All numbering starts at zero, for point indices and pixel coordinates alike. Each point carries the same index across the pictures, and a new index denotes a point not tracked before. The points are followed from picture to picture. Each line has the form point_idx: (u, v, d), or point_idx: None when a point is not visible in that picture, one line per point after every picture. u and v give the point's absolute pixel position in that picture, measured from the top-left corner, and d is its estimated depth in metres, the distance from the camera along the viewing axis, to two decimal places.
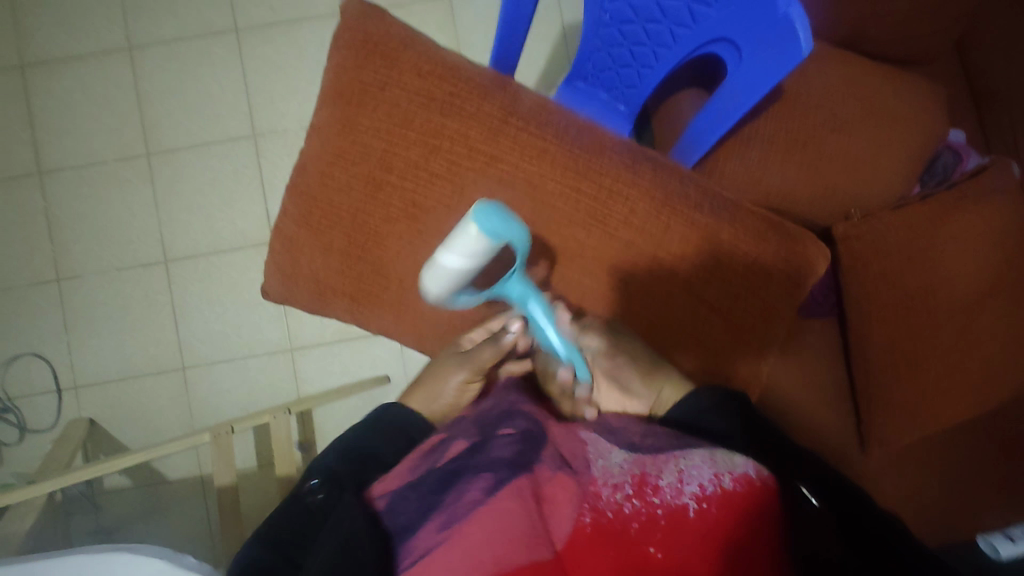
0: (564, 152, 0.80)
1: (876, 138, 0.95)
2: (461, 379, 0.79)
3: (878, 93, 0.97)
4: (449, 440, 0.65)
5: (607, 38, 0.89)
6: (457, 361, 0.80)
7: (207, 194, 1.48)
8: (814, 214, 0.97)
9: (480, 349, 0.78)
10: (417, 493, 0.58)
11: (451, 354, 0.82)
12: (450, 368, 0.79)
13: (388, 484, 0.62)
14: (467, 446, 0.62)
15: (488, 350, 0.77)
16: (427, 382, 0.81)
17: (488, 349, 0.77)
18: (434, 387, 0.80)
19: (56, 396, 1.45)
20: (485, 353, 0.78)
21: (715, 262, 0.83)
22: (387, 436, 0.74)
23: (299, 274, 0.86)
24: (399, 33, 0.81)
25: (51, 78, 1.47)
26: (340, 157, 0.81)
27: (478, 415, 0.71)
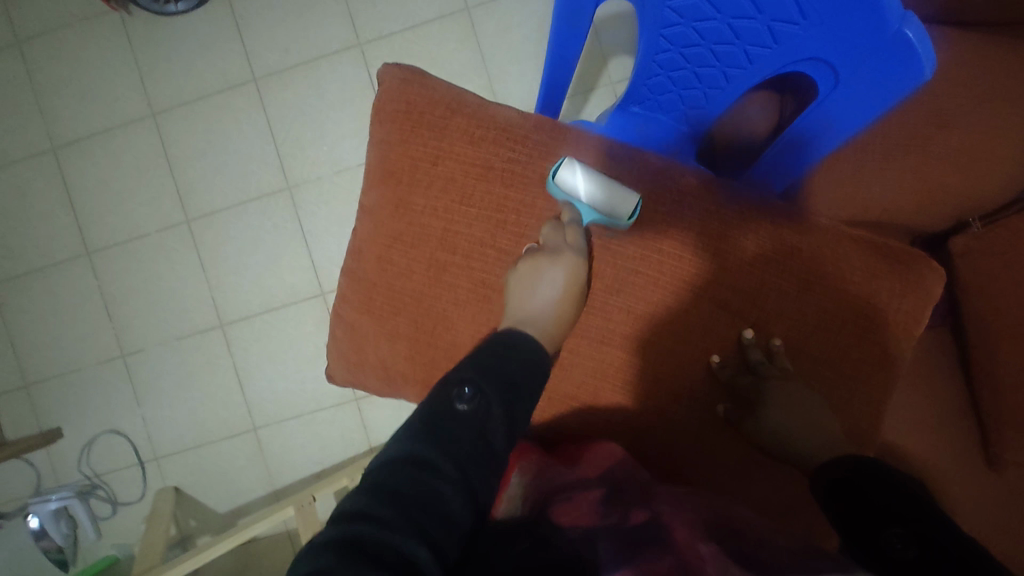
0: (638, 211, 0.76)
1: (1002, 121, 0.79)
2: (573, 265, 0.71)
3: (1004, 70, 0.80)
4: (626, 496, 0.65)
5: (665, 63, 0.80)
6: (554, 252, 0.71)
7: (249, 254, 1.44)
8: (923, 222, 0.85)
9: (561, 234, 0.72)
10: (609, 533, 0.57)
11: (530, 258, 0.71)
12: (553, 264, 0.70)
13: (570, 515, 0.61)
14: (642, 504, 0.63)
15: (574, 228, 0.73)
16: (529, 278, 0.70)
17: (571, 220, 0.73)
18: (533, 300, 0.69)
19: (140, 469, 1.46)
20: (572, 233, 0.73)
21: (820, 313, 0.74)
22: (518, 360, 0.63)
23: (366, 362, 0.83)
24: (444, 97, 0.78)
25: (83, 157, 1.46)
26: (399, 240, 0.78)
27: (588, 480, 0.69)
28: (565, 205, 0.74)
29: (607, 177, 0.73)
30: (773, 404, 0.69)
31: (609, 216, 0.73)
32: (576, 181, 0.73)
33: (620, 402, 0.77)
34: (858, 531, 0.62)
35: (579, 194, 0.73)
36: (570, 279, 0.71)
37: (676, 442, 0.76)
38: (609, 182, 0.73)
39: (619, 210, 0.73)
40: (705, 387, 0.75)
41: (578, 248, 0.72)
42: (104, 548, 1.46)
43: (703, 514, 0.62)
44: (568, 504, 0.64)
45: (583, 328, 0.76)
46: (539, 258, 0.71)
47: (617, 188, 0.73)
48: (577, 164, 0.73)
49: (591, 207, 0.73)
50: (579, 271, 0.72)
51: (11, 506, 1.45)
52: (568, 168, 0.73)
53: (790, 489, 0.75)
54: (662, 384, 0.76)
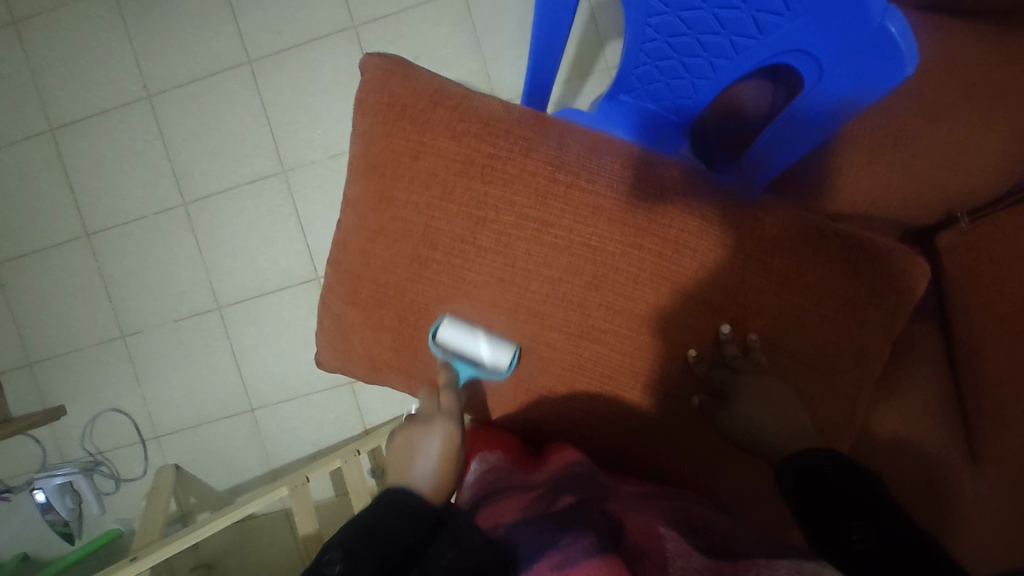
0: (620, 206, 0.75)
1: (994, 115, 0.77)
2: (447, 433, 0.73)
3: (1002, 60, 0.78)
4: (560, 485, 0.66)
5: (652, 52, 0.81)
6: (427, 422, 0.75)
7: (245, 238, 1.45)
8: (912, 216, 0.83)
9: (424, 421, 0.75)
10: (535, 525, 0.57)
11: (409, 428, 0.75)
12: (428, 431, 0.73)
13: (503, 514, 0.62)
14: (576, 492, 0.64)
15: (449, 390, 0.77)
16: (404, 454, 0.71)
17: (446, 382, 0.78)
18: (411, 468, 0.69)
19: (141, 447, 1.50)
20: (448, 397, 0.77)
21: (798, 309, 0.74)
22: (407, 518, 0.61)
23: (351, 352, 0.84)
24: (427, 90, 0.78)
25: (79, 139, 1.46)
26: (382, 233, 0.78)
27: (534, 483, 0.69)
28: (442, 370, 0.80)
29: (479, 328, 0.77)
30: (751, 397, 0.70)
31: (487, 373, 0.78)
32: (450, 342, 0.77)
33: (599, 396, 0.77)
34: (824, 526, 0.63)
35: (456, 352, 0.77)
36: (446, 443, 0.72)
37: (652, 434, 0.77)
38: (484, 338, 0.77)
39: (494, 365, 0.77)
40: (683, 381, 0.76)
41: (452, 408, 0.76)
42: (109, 522, 1.50)
43: (670, 511, 0.63)
44: (499, 502, 0.65)
45: (562, 323, 0.76)
46: (416, 431, 0.74)
47: (492, 347, 0.77)
48: (453, 323, 0.77)
49: (468, 368, 0.78)
50: (454, 436, 0.73)
51: (18, 481, 1.49)
52: (443, 331, 0.77)
53: (763, 480, 0.76)
54: (641, 377, 0.76)
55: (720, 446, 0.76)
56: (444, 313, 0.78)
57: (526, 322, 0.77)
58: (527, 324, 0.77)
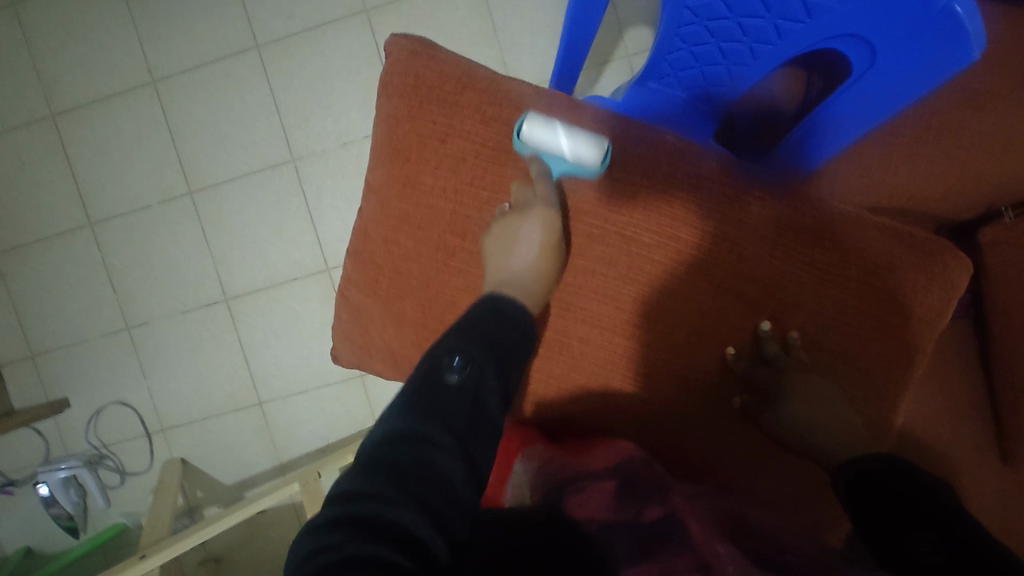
0: (657, 197, 0.72)
1: None
2: (547, 220, 0.69)
3: None
4: (634, 481, 0.63)
5: (689, 36, 0.77)
6: (526, 208, 0.69)
7: (253, 227, 1.42)
8: (949, 210, 0.81)
9: (522, 198, 0.70)
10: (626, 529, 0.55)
11: (504, 218, 0.71)
12: (526, 219, 0.68)
13: (585, 506, 0.60)
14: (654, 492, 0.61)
15: (544, 181, 0.70)
16: (505, 242, 0.69)
17: (539, 173, 0.70)
18: (512, 258, 0.68)
19: (146, 439, 1.47)
20: (543, 187, 0.70)
21: (840, 306, 0.71)
22: (505, 327, 0.63)
23: (371, 345, 0.81)
24: (454, 72, 0.75)
25: (82, 124, 1.42)
26: (407, 221, 0.75)
27: (602, 467, 0.67)
28: (532, 171, 0.72)
29: (571, 126, 0.70)
30: (795, 395, 0.68)
31: (581, 167, 0.70)
32: (540, 140, 0.70)
33: (631, 392, 0.75)
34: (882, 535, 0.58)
35: (545, 146, 0.70)
36: (546, 233, 0.69)
37: (688, 434, 0.75)
38: (576, 131, 0.70)
39: (587, 157, 0.69)
40: (719, 379, 0.74)
41: (550, 193, 0.70)
42: (113, 516, 1.48)
43: (714, 512, 0.61)
44: (580, 491, 0.62)
45: (595, 316, 0.74)
46: (511, 219, 0.70)
47: (584, 138, 0.70)
48: (540, 116, 0.70)
49: (559, 162, 0.71)
50: (554, 227, 0.70)
51: (20, 474, 1.46)
52: (529, 129, 0.70)
53: (796, 481, 0.74)
54: (675, 375, 0.74)
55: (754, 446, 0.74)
56: (530, 108, 0.71)
57: (556, 315, 0.75)
58: (556, 318, 0.75)
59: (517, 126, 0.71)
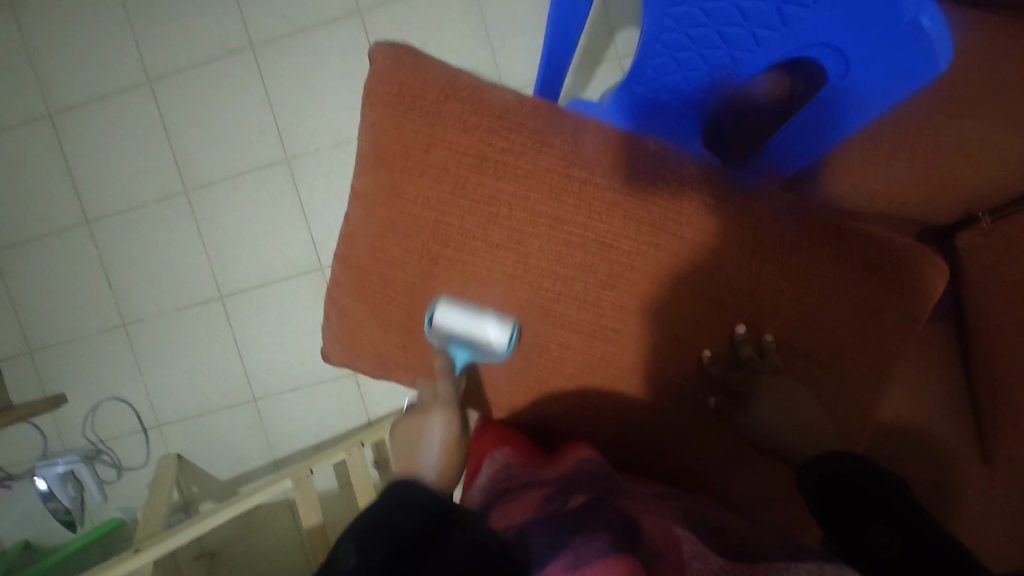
0: (637, 203, 0.73)
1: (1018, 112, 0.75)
2: (447, 417, 0.76)
3: None
4: (569, 484, 0.63)
5: (670, 42, 0.79)
6: (428, 403, 0.77)
7: (248, 227, 1.43)
8: (929, 216, 0.82)
9: (424, 399, 0.78)
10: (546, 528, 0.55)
11: (410, 417, 0.78)
12: (428, 419, 0.75)
13: (512, 516, 0.61)
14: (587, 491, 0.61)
15: (444, 379, 0.76)
16: (411, 436, 0.75)
17: (441, 369, 0.77)
18: (416, 450, 0.74)
19: (143, 436, 1.49)
20: (443, 384, 0.77)
21: (816, 310, 0.72)
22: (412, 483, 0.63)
23: (358, 347, 0.83)
24: (438, 81, 0.76)
25: (79, 124, 1.44)
26: (392, 227, 0.77)
27: (545, 476, 0.67)
28: (440, 351, 0.77)
29: (477, 310, 0.74)
30: (767, 398, 0.70)
31: (485, 350, 0.75)
32: (446, 326, 0.74)
33: (610, 397, 0.76)
34: (846, 535, 0.62)
35: (452, 330, 0.74)
36: (447, 430, 0.75)
37: (667, 437, 0.76)
38: (480, 314, 0.74)
39: (492, 343, 0.74)
40: (697, 384, 0.75)
41: (448, 391, 0.76)
42: (110, 510, 1.50)
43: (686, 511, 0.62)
44: (517, 499, 0.64)
45: (575, 322, 0.74)
46: (420, 419, 0.76)
47: (488, 322, 0.74)
48: (446, 305, 0.75)
49: (465, 348, 0.75)
50: (453, 426, 0.75)
51: (18, 469, 1.48)
52: (438, 315, 0.74)
53: (772, 483, 0.75)
54: (655, 380, 0.75)
55: (731, 449, 0.75)
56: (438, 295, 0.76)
57: (537, 321, 0.75)
58: (537, 322, 0.75)
59: (426, 311, 0.76)
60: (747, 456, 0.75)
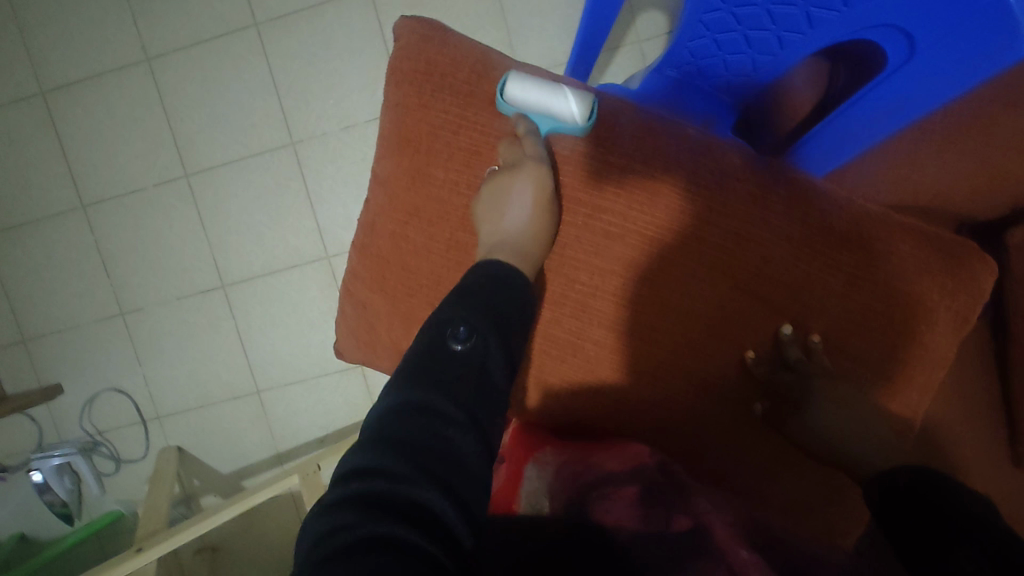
0: (679, 193, 0.69)
1: None
2: (537, 178, 0.66)
3: None
4: (659, 495, 0.58)
5: (713, 23, 0.75)
6: (515, 166, 0.67)
7: (251, 213, 1.38)
8: (975, 210, 0.78)
9: (509, 161, 0.68)
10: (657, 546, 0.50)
11: (495, 177, 0.68)
12: (517, 180, 0.66)
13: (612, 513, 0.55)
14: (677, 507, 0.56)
15: (532, 138, 0.68)
16: (498, 200, 0.67)
17: (528, 135, 0.68)
18: (505, 220, 0.66)
19: (142, 427, 1.45)
20: (530, 143, 0.68)
21: (866, 309, 0.69)
22: (506, 296, 0.58)
23: (377, 341, 0.78)
24: (467, 60, 0.72)
25: (74, 103, 1.37)
26: (416, 215, 0.72)
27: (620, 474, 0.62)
28: (517, 126, 0.70)
29: (553, 84, 0.69)
30: (816, 399, 0.66)
31: (566, 121, 0.69)
32: (521, 95, 0.68)
33: (645, 398, 0.72)
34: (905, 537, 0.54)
35: (530, 102, 0.68)
36: (539, 190, 0.66)
37: (704, 439, 0.73)
38: (561, 87, 0.69)
39: (572, 110, 0.68)
40: (737, 385, 0.71)
41: (540, 156, 0.67)
42: (109, 503, 1.46)
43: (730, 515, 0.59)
44: (604, 497, 0.58)
45: (611, 319, 0.71)
46: (496, 186, 0.67)
47: (569, 92, 0.69)
48: (519, 77, 0.69)
49: (544, 125, 0.70)
50: (545, 189, 0.67)
51: (13, 460, 1.43)
52: (511, 88, 0.68)
53: (811, 488, 0.72)
54: (693, 380, 0.71)
55: (771, 453, 0.72)
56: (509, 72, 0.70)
57: (570, 316, 0.72)
58: (570, 318, 0.72)
59: (499, 89, 0.69)
60: (787, 460, 0.72)
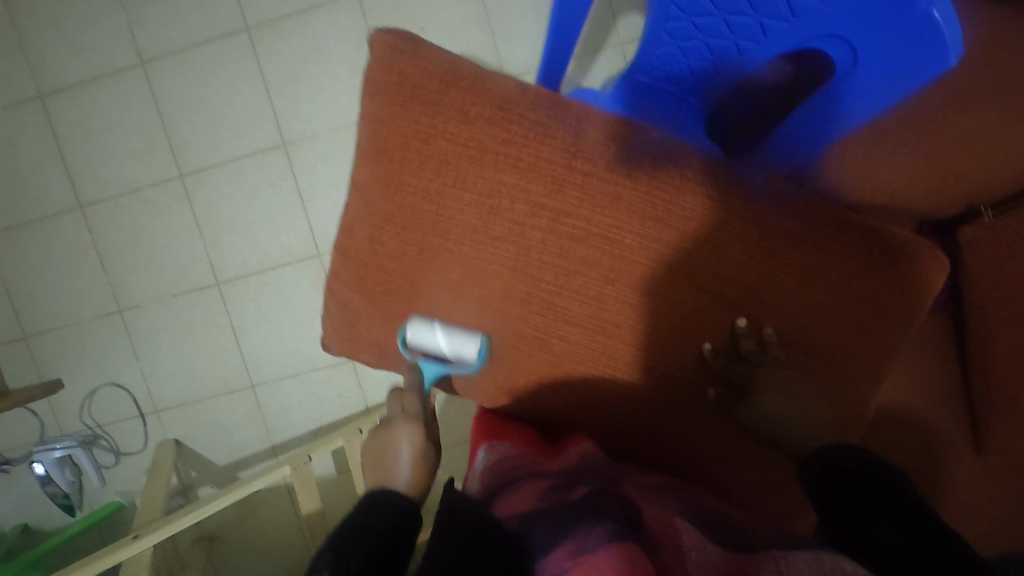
0: (641, 196, 0.73)
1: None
2: (412, 430, 0.76)
3: None
4: (576, 477, 0.65)
5: (676, 31, 0.81)
6: (393, 425, 0.77)
7: (244, 212, 1.42)
8: (930, 208, 0.81)
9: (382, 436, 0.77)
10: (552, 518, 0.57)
11: (376, 439, 0.77)
12: (395, 433, 0.75)
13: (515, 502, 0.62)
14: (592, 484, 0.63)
15: (411, 393, 0.80)
16: (376, 459, 0.74)
17: (411, 384, 0.80)
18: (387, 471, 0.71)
19: (140, 421, 1.49)
20: (411, 398, 0.79)
21: (817, 304, 0.73)
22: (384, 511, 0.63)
23: (359, 337, 0.82)
24: (439, 70, 0.75)
25: (71, 106, 1.41)
26: (391, 220, 0.76)
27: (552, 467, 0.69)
28: (411, 371, 0.80)
29: (449, 327, 0.77)
30: (768, 390, 0.70)
31: (457, 368, 0.78)
32: (420, 343, 0.77)
33: (609, 389, 0.76)
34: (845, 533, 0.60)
35: (426, 350, 0.77)
36: (413, 443, 0.74)
37: (666, 428, 0.77)
38: (452, 332, 0.77)
39: (464, 358, 0.77)
40: (697, 377, 0.75)
41: (416, 406, 0.79)
42: (110, 494, 1.50)
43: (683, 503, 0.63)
44: (521, 487, 0.65)
45: (576, 315, 0.75)
46: (388, 431, 0.76)
47: (458, 338, 0.76)
48: (419, 323, 0.77)
49: (438, 364, 0.79)
50: (423, 451, 0.75)
51: (16, 454, 1.48)
52: (412, 334, 0.77)
53: (770, 473, 0.76)
54: (654, 372, 0.75)
55: (729, 441, 0.76)
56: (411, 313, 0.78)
57: (537, 315, 0.75)
58: (538, 316, 0.75)
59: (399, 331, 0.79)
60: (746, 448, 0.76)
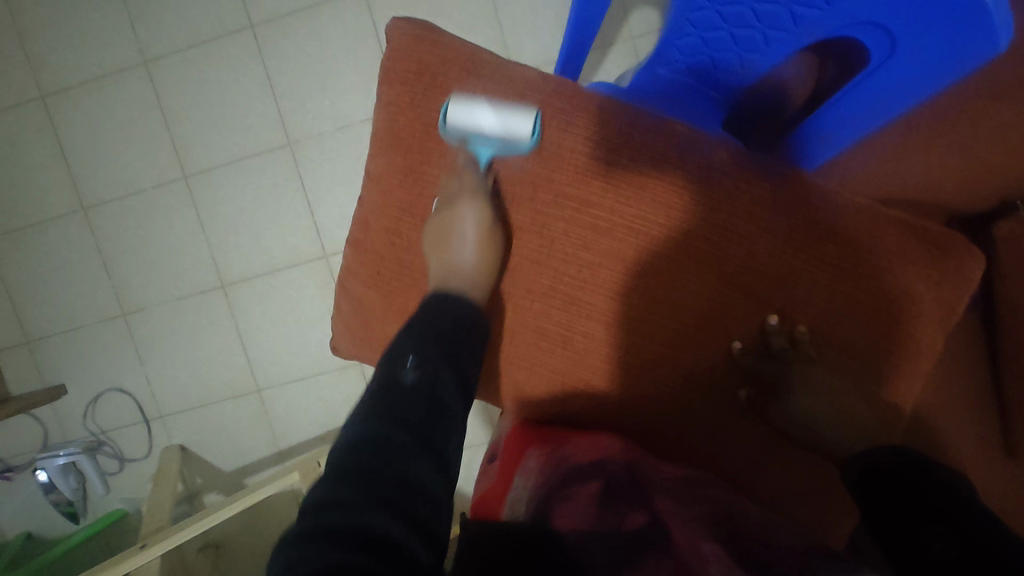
0: (667, 186, 0.70)
1: None
2: (478, 205, 0.70)
3: None
4: (617, 484, 0.63)
5: (699, 21, 0.80)
6: (455, 199, 0.71)
7: (250, 213, 1.39)
8: (961, 203, 0.79)
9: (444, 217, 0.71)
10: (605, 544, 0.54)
11: (437, 217, 0.72)
12: (457, 207, 0.69)
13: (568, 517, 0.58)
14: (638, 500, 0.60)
15: (470, 172, 0.72)
16: (439, 238, 0.71)
17: (465, 162, 0.73)
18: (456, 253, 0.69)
19: (145, 426, 1.46)
20: (470, 176, 0.72)
21: (850, 299, 0.69)
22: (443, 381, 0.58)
23: (372, 336, 0.79)
24: (457, 59, 0.73)
25: (74, 106, 1.39)
26: (410, 211, 0.74)
27: (590, 468, 0.66)
28: (460, 149, 0.73)
29: (498, 105, 0.71)
30: (801, 389, 0.67)
31: (511, 143, 0.72)
32: (461, 121, 0.71)
33: (634, 389, 0.74)
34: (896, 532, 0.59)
35: (476, 127, 0.71)
36: (480, 216, 0.70)
37: (692, 431, 0.74)
38: (504, 110, 0.71)
39: (518, 132, 0.71)
40: (724, 376, 0.72)
41: (478, 185, 0.72)
42: (114, 502, 1.47)
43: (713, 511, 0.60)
44: (568, 496, 0.62)
45: (600, 310, 0.72)
46: (448, 211, 0.70)
47: (513, 114, 0.71)
48: (464, 98, 0.71)
49: (490, 143, 0.72)
50: (487, 220, 0.71)
51: (18, 460, 1.45)
52: (454, 109, 0.71)
53: (800, 479, 0.73)
54: (681, 372, 0.72)
55: (758, 442, 0.73)
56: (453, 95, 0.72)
57: (558, 309, 0.73)
58: (559, 312, 0.73)
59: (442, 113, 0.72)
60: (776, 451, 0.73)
